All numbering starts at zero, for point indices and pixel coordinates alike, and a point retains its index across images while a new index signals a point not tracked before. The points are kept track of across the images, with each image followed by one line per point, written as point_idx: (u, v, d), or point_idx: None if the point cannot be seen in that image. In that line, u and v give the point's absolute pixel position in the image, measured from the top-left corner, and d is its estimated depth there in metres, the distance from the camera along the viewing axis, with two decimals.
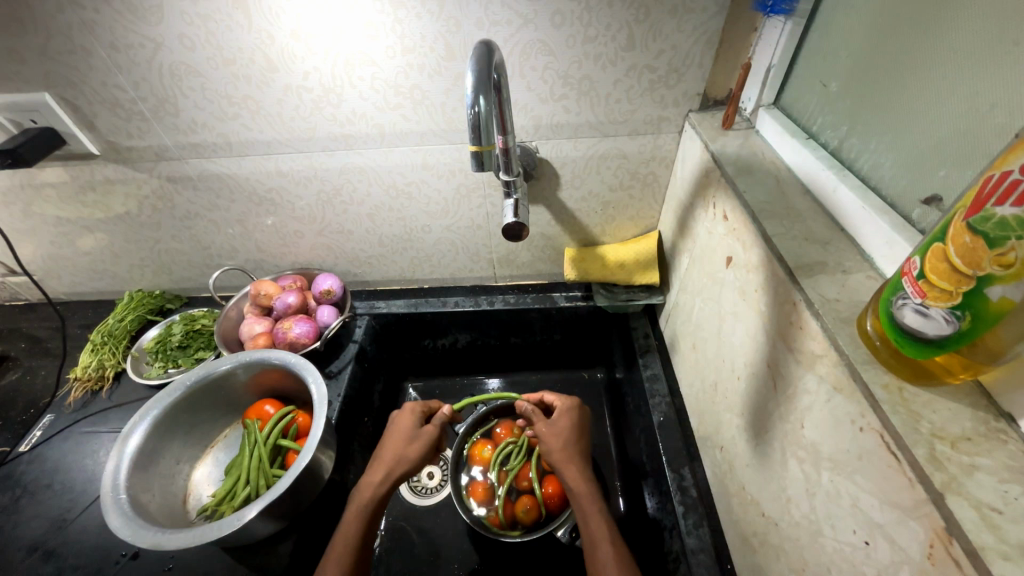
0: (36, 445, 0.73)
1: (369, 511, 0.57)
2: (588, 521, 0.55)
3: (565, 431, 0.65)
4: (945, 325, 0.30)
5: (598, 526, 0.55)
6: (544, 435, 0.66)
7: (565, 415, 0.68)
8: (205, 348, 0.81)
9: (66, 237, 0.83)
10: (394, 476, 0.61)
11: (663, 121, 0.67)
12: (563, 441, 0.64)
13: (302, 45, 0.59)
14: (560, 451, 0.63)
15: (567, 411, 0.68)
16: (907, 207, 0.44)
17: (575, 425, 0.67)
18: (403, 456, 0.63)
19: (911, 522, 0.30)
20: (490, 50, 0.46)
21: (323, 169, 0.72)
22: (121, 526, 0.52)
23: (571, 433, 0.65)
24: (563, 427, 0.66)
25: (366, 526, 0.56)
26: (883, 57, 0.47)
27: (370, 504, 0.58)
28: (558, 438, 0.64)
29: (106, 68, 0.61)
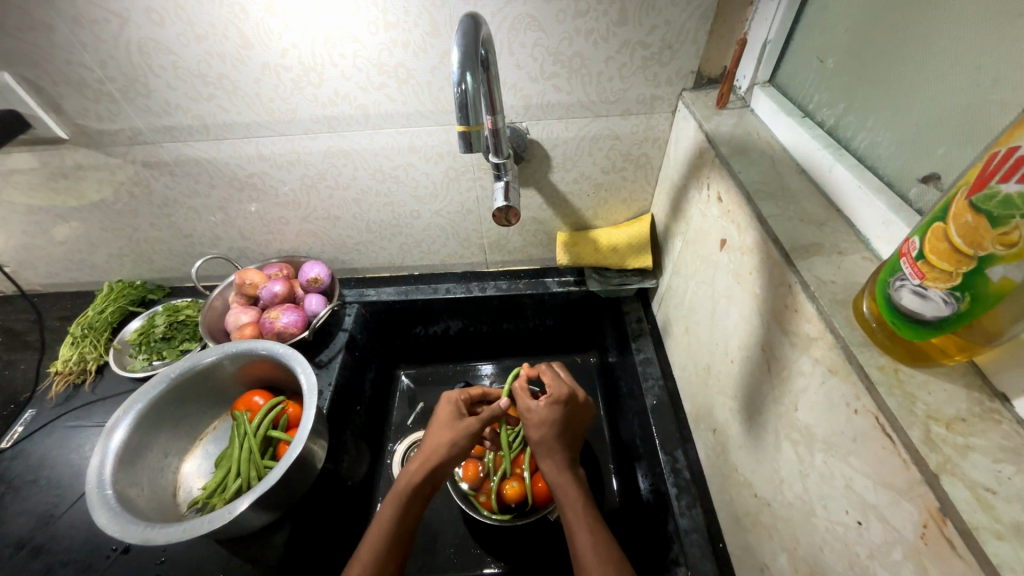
0: (18, 440, 0.71)
1: (404, 501, 0.56)
2: (564, 510, 0.56)
3: (549, 419, 0.63)
4: (943, 307, 0.30)
5: (576, 514, 0.55)
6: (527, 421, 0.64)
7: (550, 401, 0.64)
8: (190, 339, 0.79)
9: (39, 226, 0.79)
10: (429, 466, 0.59)
11: (656, 101, 0.65)
12: (541, 430, 0.62)
13: (278, 20, 0.56)
14: (541, 440, 0.61)
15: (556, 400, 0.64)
16: (906, 186, 0.43)
17: (557, 412, 0.63)
18: (435, 446, 0.61)
19: (905, 504, 0.30)
20: (477, 24, 0.44)
21: (306, 152, 0.70)
22: (108, 522, 0.51)
23: (558, 423, 0.63)
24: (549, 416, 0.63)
25: (401, 514, 0.55)
26: (883, 31, 0.45)
27: (404, 494, 0.57)
28: (544, 426, 0.62)
29: (70, 45, 0.57)
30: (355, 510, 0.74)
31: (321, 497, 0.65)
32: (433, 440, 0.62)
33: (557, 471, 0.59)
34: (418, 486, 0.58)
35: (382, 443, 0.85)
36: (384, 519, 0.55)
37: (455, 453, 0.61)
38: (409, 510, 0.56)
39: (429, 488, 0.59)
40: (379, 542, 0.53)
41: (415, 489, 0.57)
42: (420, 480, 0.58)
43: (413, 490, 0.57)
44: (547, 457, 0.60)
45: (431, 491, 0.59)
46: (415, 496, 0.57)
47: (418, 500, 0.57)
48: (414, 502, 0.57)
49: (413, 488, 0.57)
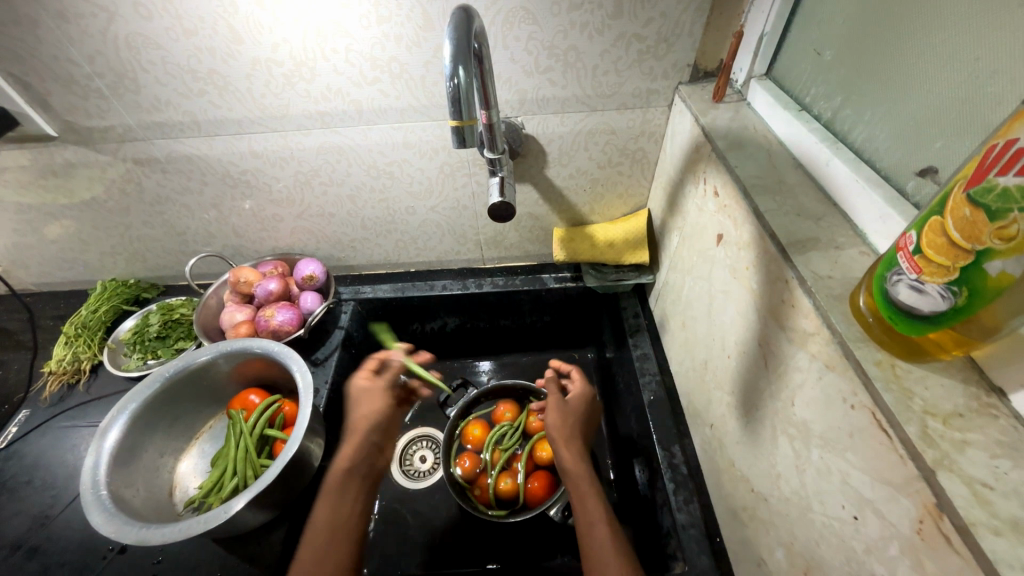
0: (13, 441, 0.71)
1: (339, 488, 0.54)
2: (583, 499, 0.55)
3: (573, 415, 0.65)
4: (940, 302, 0.29)
5: (594, 505, 0.54)
6: (551, 408, 0.66)
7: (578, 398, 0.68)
8: (185, 338, 0.78)
9: (30, 225, 0.79)
10: (356, 450, 0.58)
11: (652, 95, 0.65)
12: (564, 419, 0.64)
13: (268, 14, 0.55)
14: (562, 431, 0.63)
15: (580, 399, 0.68)
16: (903, 179, 0.43)
17: (582, 408, 0.67)
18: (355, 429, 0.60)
19: (902, 499, 0.30)
20: (469, 17, 0.43)
21: (299, 149, 0.69)
22: (103, 523, 0.51)
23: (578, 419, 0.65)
24: (573, 411, 0.66)
25: (338, 501, 0.53)
26: (881, 22, 0.45)
27: (337, 483, 0.54)
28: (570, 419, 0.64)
29: (56, 40, 0.56)
30: None
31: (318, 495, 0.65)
32: (359, 424, 0.61)
33: (574, 460, 0.60)
34: (349, 472, 0.56)
35: None
36: (322, 511, 0.52)
37: (376, 430, 0.61)
38: (350, 496, 0.54)
39: (367, 471, 0.57)
40: (320, 534, 0.50)
41: (347, 474, 0.55)
42: (351, 464, 0.56)
43: (347, 474, 0.55)
44: (566, 446, 0.61)
45: (370, 475, 0.57)
46: (348, 483, 0.55)
47: (354, 484, 0.55)
48: (350, 488, 0.54)
49: (343, 474, 0.55)
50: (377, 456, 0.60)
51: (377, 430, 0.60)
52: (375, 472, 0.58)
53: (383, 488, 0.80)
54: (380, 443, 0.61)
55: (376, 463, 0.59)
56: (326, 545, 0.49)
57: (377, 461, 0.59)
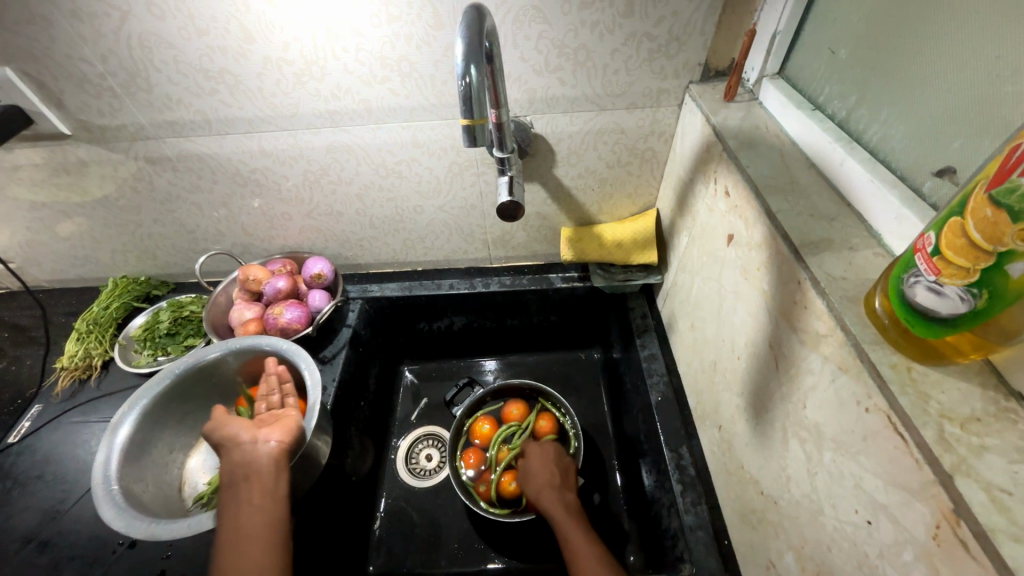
0: (26, 435, 0.72)
1: (226, 501, 0.50)
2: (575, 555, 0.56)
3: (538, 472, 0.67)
4: (960, 304, 0.29)
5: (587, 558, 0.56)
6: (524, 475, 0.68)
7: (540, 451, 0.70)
8: (195, 335, 0.79)
9: (44, 222, 0.80)
10: (230, 461, 0.52)
11: (662, 94, 0.64)
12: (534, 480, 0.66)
13: (280, 13, 0.55)
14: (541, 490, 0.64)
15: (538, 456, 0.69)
16: (919, 180, 0.42)
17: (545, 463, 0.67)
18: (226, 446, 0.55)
19: (917, 504, 0.29)
20: (481, 15, 0.43)
21: (309, 148, 0.69)
22: (114, 518, 0.51)
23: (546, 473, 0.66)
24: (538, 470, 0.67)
25: (228, 518, 0.49)
26: (898, 20, 0.44)
27: (224, 499, 0.50)
28: (543, 472, 0.66)
29: (70, 39, 0.57)
30: (360, 506, 0.74)
31: (326, 492, 0.65)
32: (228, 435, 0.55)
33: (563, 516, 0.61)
34: (229, 485, 0.51)
35: (386, 439, 0.85)
36: (221, 529, 0.49)
37: (238, 433, 0.54)
38: (241, 503, 0.50)
39: (247, 470, 0.51)
40: (223, 555, 0.48)
41: (228, 487, 0.51)
42: (229, 476, 0.51)
43: (226, 488, 0.51)
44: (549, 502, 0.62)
45: (251, 472, 0.51)
46: (230, 496, 0.50)
47: (235, 492, 0.50)
48: (234, 497, 0.50)
49: (225, 490, 0.51)
50: (253, 450, 0.53)
51: (236, 432, 0.53)
52: (257, 465, 0.52)
53: (389, 486, 0.81)
54: (250, 439, 0.53)
55: (254, 452, 0.52)
56: (231, 556, 0.47)
57: (255, 454, 0.52)
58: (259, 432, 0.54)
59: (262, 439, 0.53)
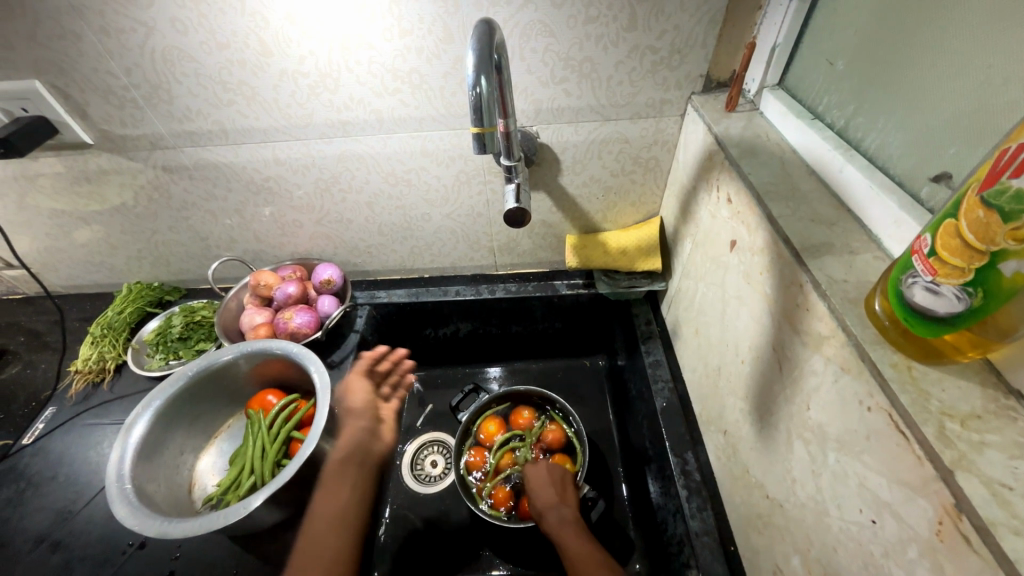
0: (39, 437, 0.73)
1: (335, 477, 0.55)
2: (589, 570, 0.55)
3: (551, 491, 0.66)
4: (956, 303, 0.30)
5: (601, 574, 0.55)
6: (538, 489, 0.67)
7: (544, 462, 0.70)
8: (206, 339, 0.80)
9: (62, 229, 0.82)
10: (349, 440, 0.58)
11: (665, 104, 0.66)
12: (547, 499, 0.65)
13: (297, 29, 0.57)
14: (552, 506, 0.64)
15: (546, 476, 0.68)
16: (917, 186, 0.43)
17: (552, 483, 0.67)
18: (345, 418, 0.61)
19: (920, 500, 0.30)
20: (491, 29, 0.45)
21: (320, 156, 0.71)
22: (127, 517, 0.52)
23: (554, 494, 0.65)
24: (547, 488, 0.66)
25: (336, 490, 0.54)
26: (893, 32, 0.46)
27: (333, 474, 0.56)
28: (545, 486, 0.66)
29: (97, 54, 0.59)
30: None
31: None
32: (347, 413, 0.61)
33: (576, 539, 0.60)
34: (345, 463, 0.56)
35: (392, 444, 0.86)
36: (323, 499, 0.54)
37: (361, 418, 0.61)
38: (348, 483, 0.55)
39: (363, 457, 0.58)
40: (321, 524, 0.52)
41: (343, 463, 0.56)
42: (345, 454, 0.57)
43: (342, 463, 0.56)
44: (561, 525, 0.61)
45: (366, 459, 0.58)
46: (343, 474, 0.56)
47: (349, 471, 0.56)
48: (345, 474, 0.56)
49: (339, 465, 0.56)
50: (371, 440, 0.59)
51: (363, 416, 0.60)
52: (373, 456, 0.58)
53: (394, 492, 0.81)
54: (372, 429, 0.60)
55: (372, 445, 0.59)
56: (329, 528, 0.52)
57: (373, 445, 0.59)
58: (381, 427, 0.62)
59: (380, 434, 0.61)
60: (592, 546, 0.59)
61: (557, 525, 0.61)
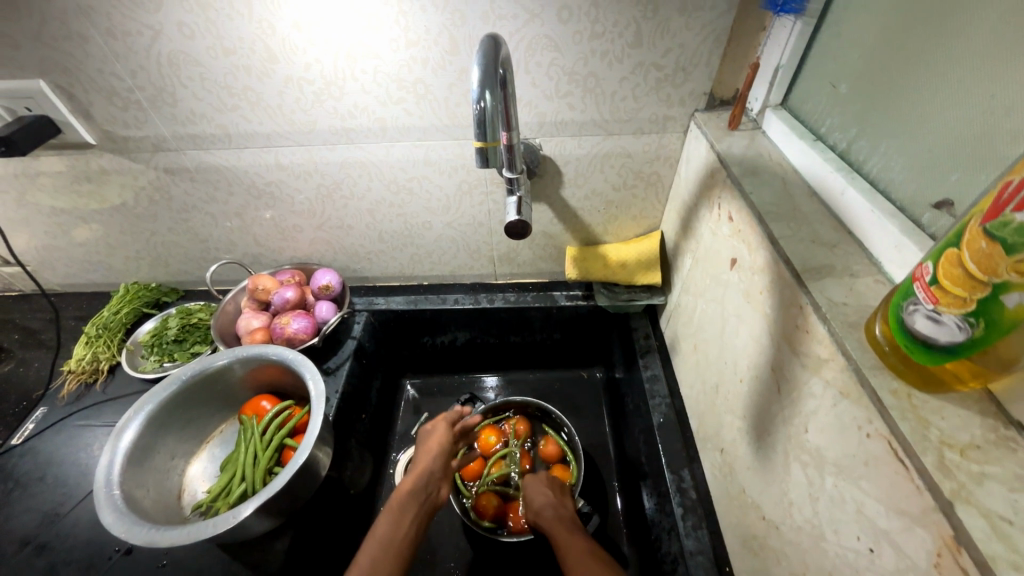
0: (29, 437, 0.72)
1: (398, 507, 0.57)
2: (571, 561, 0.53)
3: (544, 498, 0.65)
4: (957, 333, 0.30)
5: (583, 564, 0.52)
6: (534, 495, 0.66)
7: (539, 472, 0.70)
8: (202, 342, 0.80)
9: (61, 228, 0.82)
10: (421, 476, 0.61)
11: (668, 120, 0.66)
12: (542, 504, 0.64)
13: (304, 36, 0.58)
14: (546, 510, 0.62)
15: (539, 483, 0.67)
16: (918, 211, 0.43)
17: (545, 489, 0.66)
18: (421, 458, 0.64)
19: (918, 530, 0.29)
20: (497, 44, 0.45)
21: (323, 163, 0.71)
22: (114, 523, 0.51)
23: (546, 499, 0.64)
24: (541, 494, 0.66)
25: (398, 518, 0.55)
26: (898, 58, 0.46)
27: (400, 502, 0.58)
28: (539, 493, 0.65)
29: (103, 55, 0.59)
30: (357, 520, 0.73)
31: (325, 505, 0.65)
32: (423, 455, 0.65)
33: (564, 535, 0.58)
34: (413, 493, 0.59)
35: (385, 452, 0.85)
36: (381, 524, 0.55)
37: (438, 463, 0.64)
38: (407, 515, 0.56)
39: (427, 497, 0.59)
40: (377, 544, 0.53)
41: (410, 495, 0.58)
42: (414, 487, 0.60)
43: (409, 495, 0.58)
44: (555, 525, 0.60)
45: (427, 501, 0.59)
46: (410, 503, 0.58)
47: (415, 506, 0.57)
48: (409, 507, 0.57)
49: (408, 494, 0.58)
50: (436, 486, 0.62)
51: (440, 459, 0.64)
52: (434, 500, 0.60)
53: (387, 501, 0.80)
54: (441, 477, 0.63)
55: (436, 492, 0.61)
56: (381, 552, 0.52)
57: (438, 490, 0.61)
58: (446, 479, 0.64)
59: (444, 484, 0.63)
60: (582, 537, 0.58)
61: (551, 521, 0.60)
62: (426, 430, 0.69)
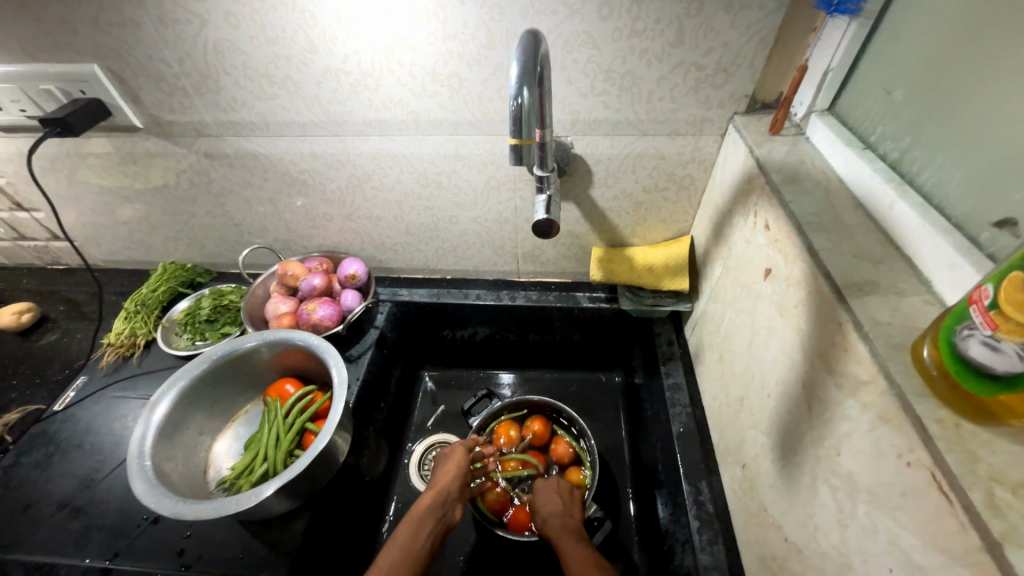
0: (70, 405, 0.76)
1: (417, 519, 0.58)
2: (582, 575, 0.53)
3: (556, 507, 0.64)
4: (1017, 362, 0.28)
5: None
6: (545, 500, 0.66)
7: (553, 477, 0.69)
8: (231, 323, 0.82)
9: (107, 206, 0.85)
10: (439, 492, 0.62)
11: (706, 123, 0.64)
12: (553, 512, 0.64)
13: (344, 28, 0.58)
14: (557, 518, 0.62)
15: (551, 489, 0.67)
16: (976, 229, 0.41)
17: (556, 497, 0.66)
18: (440, 473, 0.65)
19: (959, 569, 0.28)
20: (537, 40, 0.45)
21: (356, 153, 0.72)
22: (144, 493, 0.54)
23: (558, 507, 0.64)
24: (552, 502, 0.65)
25: (416, 531, 0.57)
26: (961, 66, 0.43)
27: (420, 514, 0.59)
28: (547, 499, 0.66)
29: (153, 42, 0.62)
30: (371, 506, 0.75)
31: (341, 490, 0.66)
32: (444, 472, 0.65)
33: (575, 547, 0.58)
34: (432, 508, 0.60)
35: (401, 442, 0.86)
36: (399, 535, 0.56)
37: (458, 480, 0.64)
38: (424, 530, 0.57)
39: (444, 513, 0.60)
40: (396, 552, 0.54)
41: (429, 508, 0.59)
42: (433, 502, 0.60)
43: (428, 508, 0.59)
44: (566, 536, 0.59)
45: (443, 517, 0.60)
46: (428, 516, 0.59)
47: (432, 521, 0.58)
48: (427, 521, 0.58)
49: (427, 508, 0.59)
50: (454, 504, 0.62)
51: (460, 477, 0.64)
52: (450, 517, 0.61)
53: (400, 490, 0.81)
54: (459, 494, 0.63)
55: (453, 510, 0.62)
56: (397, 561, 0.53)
57: (454, 507, 0.62)
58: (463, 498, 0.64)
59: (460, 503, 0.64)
60: (586, 548, 0.58)
61: (556, 529, 0.61)
62: (443, 452, 0.69)
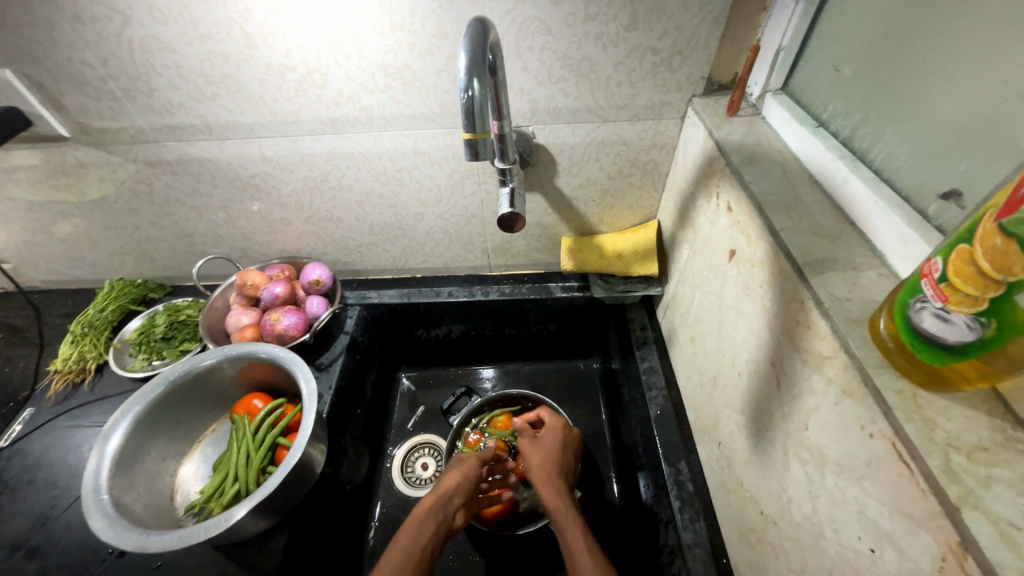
0: (16, 440, 0.71)
1: (415, 523, 0.57)
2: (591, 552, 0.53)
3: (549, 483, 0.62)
4: (967, 332, 0.29)
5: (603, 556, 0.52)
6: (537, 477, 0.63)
7: (554, 439, 0.68)
8: (191, 339, 0.78)
9: (40, 224, 0.79)
10: (439, 495, 0.60)
11: (665, 107, 0.64)
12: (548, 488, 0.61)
13: (282, 20, 0.55)
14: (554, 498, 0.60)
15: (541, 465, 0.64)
16: (924, 201, 0.42)
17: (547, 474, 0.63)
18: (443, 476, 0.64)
19: (923, 534, 0.29)
20: (485, 29, 0.43)
21: (309, 154, 0.69)
22: (103, 529, 0.50)
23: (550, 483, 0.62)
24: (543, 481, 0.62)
25: (417, 535, 0.55)
26: (904, 40, 0.44)
27: (420, 517, 0.57)
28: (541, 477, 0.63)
29: (71, 42, 0.56)
30: (354, 515, 0.73)
31: (319, 504, 0.64)
32: (446, 478, 0.64)
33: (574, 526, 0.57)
34: (433, 510, 0.59)
35: (381, 447, 0.84)
36: (399, 540, 0.55)
37: (461, 484, 0.63)
38: (424, 535, 0.56)
39: (444, 514, 0.59)
40: (396, 556, 0.53)
41: (430, 512, 0.58)
42: (433, 505, 0.59)
43: (430, 512, 0.58)
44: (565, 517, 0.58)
45: (444, 520, 0.58)
46: (429, 518, 0.58)
47: (434, 523, 0.57)
48: (428, 525, 0.57)
49: (428, 512, 0.58)
50: (456, 508, 0.61)
51: (463, 483, 0.63)
52: (452, 521, 0.60)
53: (384, 495, 0.80)
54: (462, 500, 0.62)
55: (455, 515, 0.60)
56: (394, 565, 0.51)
57: (455, 510, 0.60)
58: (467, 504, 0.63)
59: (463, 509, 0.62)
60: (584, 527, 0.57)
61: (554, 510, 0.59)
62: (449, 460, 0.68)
